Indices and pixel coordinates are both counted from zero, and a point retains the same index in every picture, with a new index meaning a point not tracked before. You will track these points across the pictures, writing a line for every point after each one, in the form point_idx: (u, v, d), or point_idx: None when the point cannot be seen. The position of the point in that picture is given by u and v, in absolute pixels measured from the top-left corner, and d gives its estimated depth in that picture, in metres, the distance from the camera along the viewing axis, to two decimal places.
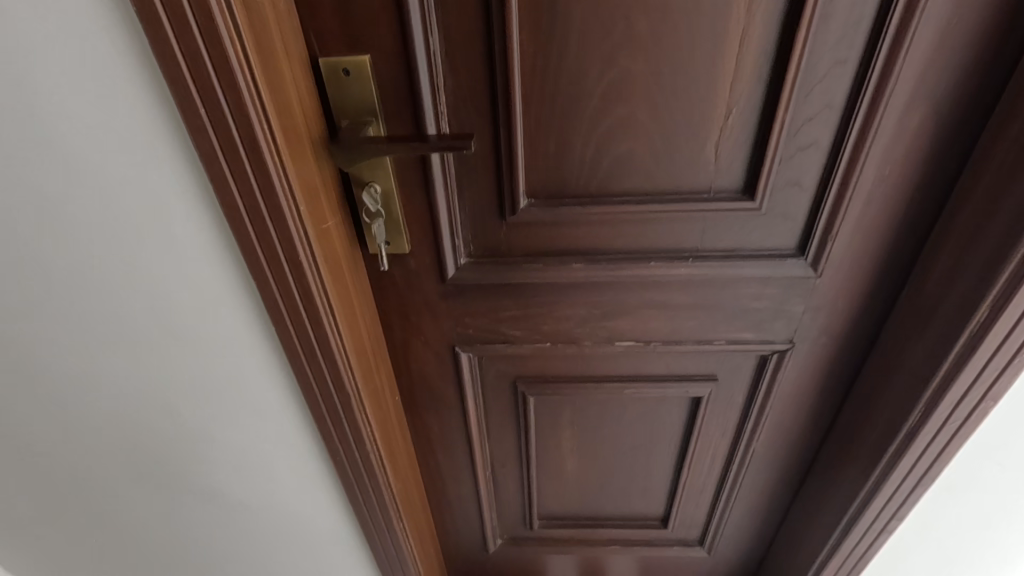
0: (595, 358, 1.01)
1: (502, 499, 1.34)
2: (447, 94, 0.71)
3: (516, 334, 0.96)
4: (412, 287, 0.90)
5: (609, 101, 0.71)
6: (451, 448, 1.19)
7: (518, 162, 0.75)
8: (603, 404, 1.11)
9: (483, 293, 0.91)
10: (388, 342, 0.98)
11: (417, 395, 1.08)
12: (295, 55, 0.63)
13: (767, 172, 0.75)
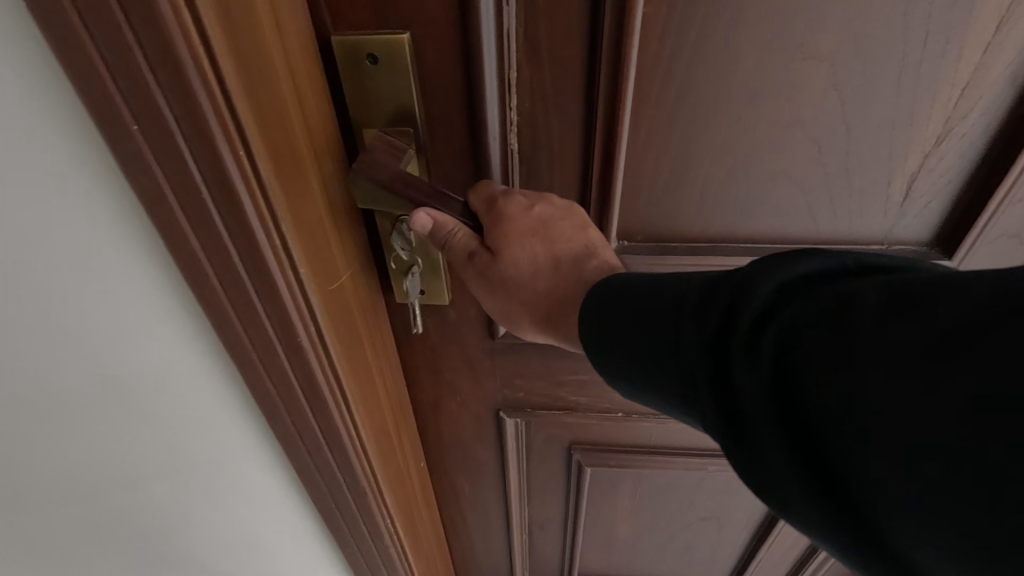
0: (676, 430, 0.79)
1: (537, 562, 1.14)
2: (523, 105, 0.47)
3: (578, 401, 0.75)
4: (448, 347, 0.69)
5: (765, 112, 0.47)
6: (484, 514, 0.98)
7: (616, 196, 0.52)
8: (673, 477, 0.90)
9: (540, 354, 0.69)
10: (413, 404, 0.77)
11: (446, 460, 0.87)
12: (299, 47, 0.40)
13: (982, 220, 0.51)
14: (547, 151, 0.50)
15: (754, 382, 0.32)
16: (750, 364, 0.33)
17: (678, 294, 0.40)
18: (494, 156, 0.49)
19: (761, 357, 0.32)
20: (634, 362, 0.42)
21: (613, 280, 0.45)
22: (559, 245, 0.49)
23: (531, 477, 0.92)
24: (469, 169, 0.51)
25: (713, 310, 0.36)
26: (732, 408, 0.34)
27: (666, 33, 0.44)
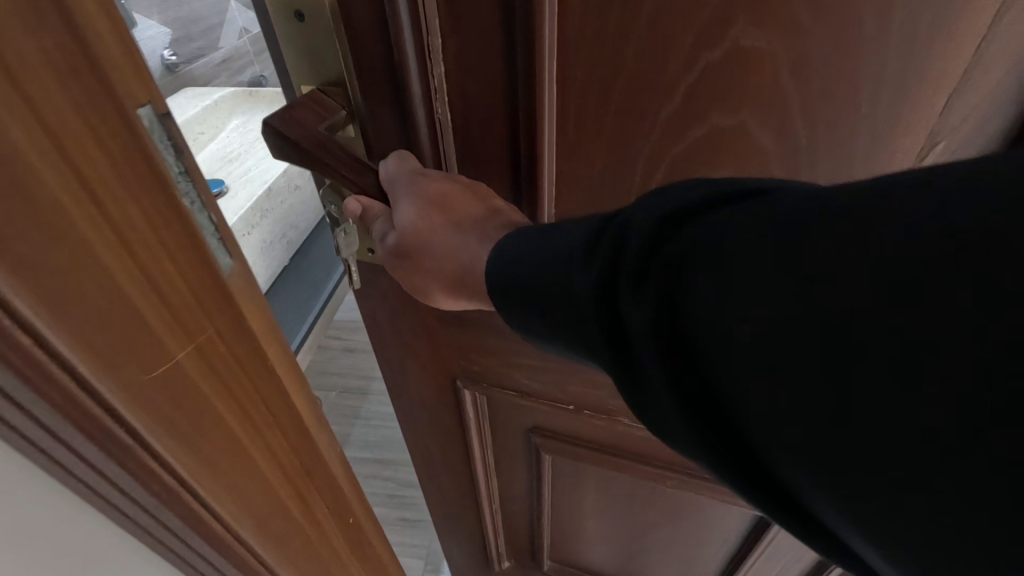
0: (633, 436, 0.75)
1: (510, 533, 1.16)
2: (448, 80, 0.46)
3: (535, 386, 0.74)
4: (410, 312, 0.71)
5: (704, 108, 0.42)
6: (455, 477, 1.01)
7: (544, 179, 0.49)
8: (643, 486, 0.86)
9: (494, 334, 0.69)
10: (383, 362, 0.81)
11: (420, 421, 0.91)
12: (67, 94, 0.27)
13: None
14: (476, 124, 0.48)
15: (642, 337, 0.33)
16: (638, 321, 0.33)
17: (566, 246, 0.40)
18: (422, 129, 0.49)
19: (648, 313, 0.33)
20: (538, 320, 0.42)
21: (524, 230, 0.45)
22: (461, 221, 0.48)
23: (497, 451, 0.93)
24: (398, 142, 0.50)
25: (600, 266, 0.37)
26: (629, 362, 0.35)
27: (586, 14, 0.39)
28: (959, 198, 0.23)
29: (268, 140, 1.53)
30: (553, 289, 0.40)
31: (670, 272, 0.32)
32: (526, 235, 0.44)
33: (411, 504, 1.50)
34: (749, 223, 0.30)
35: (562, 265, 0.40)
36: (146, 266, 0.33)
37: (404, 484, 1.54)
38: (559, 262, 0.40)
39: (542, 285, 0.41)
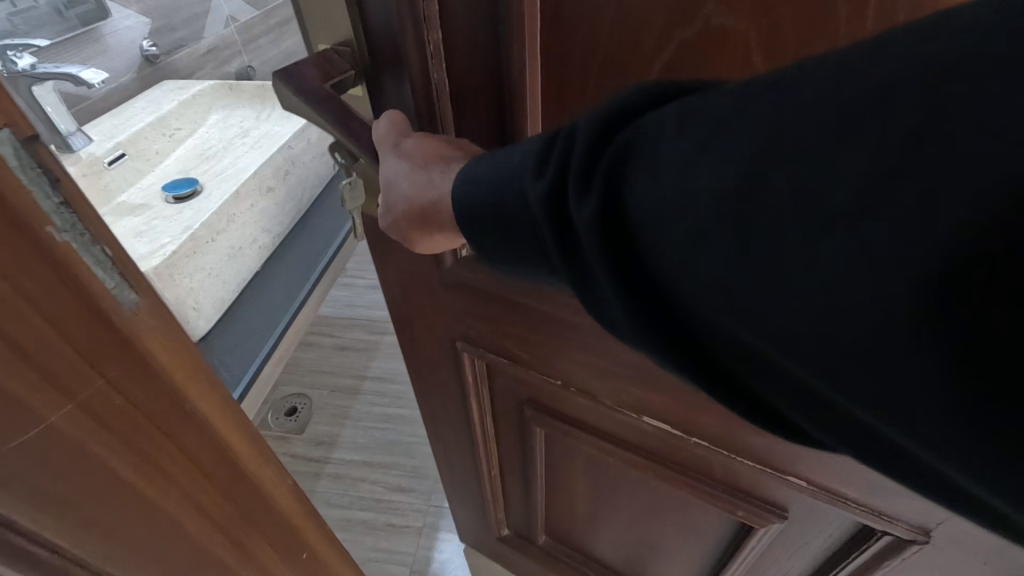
0: (615, 421, 0.75)
1: (509, 503, 1.19)
2: (446, 43, 0.48)
3: (522, 357, 0.75)
4: (416, 269, 0.74)
5: None
6: (458, 437, 1.05)
7: None
8: (631, 474, 0.85)
9: (488, 301, 0.71)
10: (395, 318, 0.87)
11: (429, 382, 0.96)
12: None
13: None
14: None
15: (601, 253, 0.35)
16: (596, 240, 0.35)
17: (517, 167, 0.40)
18: (417, 92, 0.50)
19: (605, 231, 0.34)
20: (498, 244, 0.43)
21: (472, 168, 0.44)
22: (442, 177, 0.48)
23: (496, 418, 0.96)
24: (393, 100, 0.52)
25: (554, 188, 0.37)
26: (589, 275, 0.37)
27: None
28: (858, 86, 0.25)
29: (237, 133, 1.55)
30: (512, 213, 0.41)
31: (625, 189, 0.33)
32: (476, 171, 0.43)
33: (403, 509, 1.56)
34: (687, 130, 0.31)
35: (517, 189, 0.40)
36: (13, 334, 0.29)
37: (394, 489, 1.60)
38: (510, 186, 0.40)
39: (502, 211, 0.41)
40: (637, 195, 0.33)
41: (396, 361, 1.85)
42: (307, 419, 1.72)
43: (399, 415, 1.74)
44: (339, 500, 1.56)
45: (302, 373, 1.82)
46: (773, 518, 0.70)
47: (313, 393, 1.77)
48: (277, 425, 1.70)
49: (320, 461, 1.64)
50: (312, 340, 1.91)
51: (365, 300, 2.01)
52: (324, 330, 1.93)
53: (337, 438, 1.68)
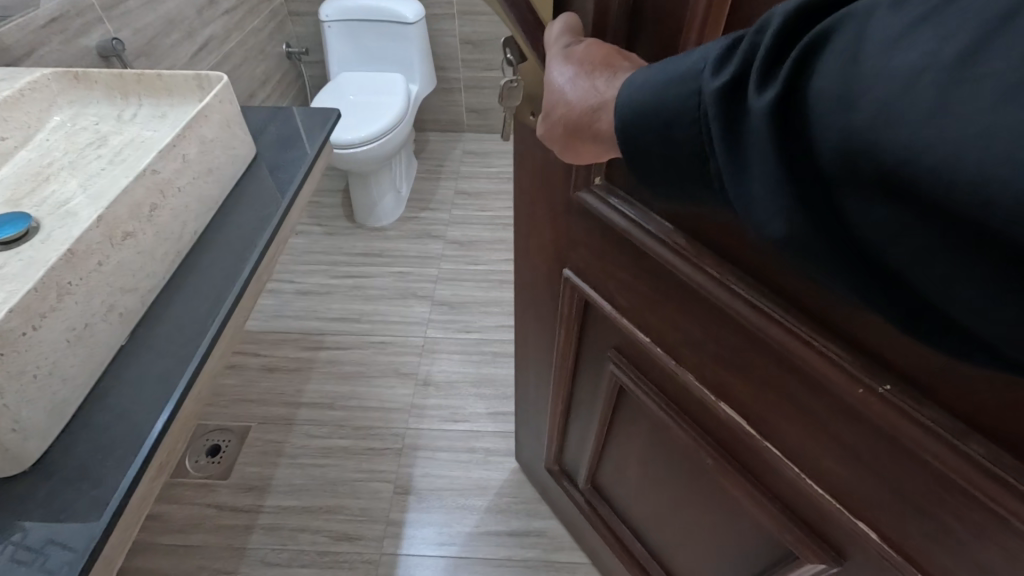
0: (705, 412, 0.53)
1: (563, 504, 1.01)
2: None
3: (628, 308, 0.55)
4: (548, 178, 0.57)
5: None
6: (538, 398, 0.89)
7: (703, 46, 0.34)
8: (692, 466, 0.62)
9: (607, 234, 0.52)
10: (517, 228, 0.69)
11: (525, 310, 0.78)
12: None
13: None
14: None
15: (761, 158, 0.24)
16: (762, 142, 0.24)
17: (694, 62, 0.28)
18: None
19: (775, 135, 0.23)
20: (653, 163, 0.31)
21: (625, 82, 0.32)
22: (606, 88, 0.34)
23: (575, 386, 0.76)
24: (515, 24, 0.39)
25: (730, 81, 0.25)
26: (740, 196, 0.26)
27: None
28: None
29: (93, 139, 0.74)
30: (673, 122, 0.28)
31: (806, 77, 0.23)
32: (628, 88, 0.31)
33: (369, 545, 1.04)
34: None
35: (689, 86, 0.27)
36: None
37: (337, 537, 1.05)
38: (684, 88, 0.28)
39: (651, 117, 0.29)
40: (821, 81, 0.22)
41: (341, 380, 1.31)
42: (233, 460, 1.17)
43: (343, 447, 1.18)
44: (277, 558, 1.02)
45: (225, 403, 1.26)
46: (819, 558, 0.47)
47: (241, 427, 1.22)
48: (198, 470, 1.15)
49: (249, 510, 1.08)
50: (236, 361, 1.35)
51: (296, 306, 1.48)
52: (248, 346, 1.38)
53: (269, 481, 1.13)
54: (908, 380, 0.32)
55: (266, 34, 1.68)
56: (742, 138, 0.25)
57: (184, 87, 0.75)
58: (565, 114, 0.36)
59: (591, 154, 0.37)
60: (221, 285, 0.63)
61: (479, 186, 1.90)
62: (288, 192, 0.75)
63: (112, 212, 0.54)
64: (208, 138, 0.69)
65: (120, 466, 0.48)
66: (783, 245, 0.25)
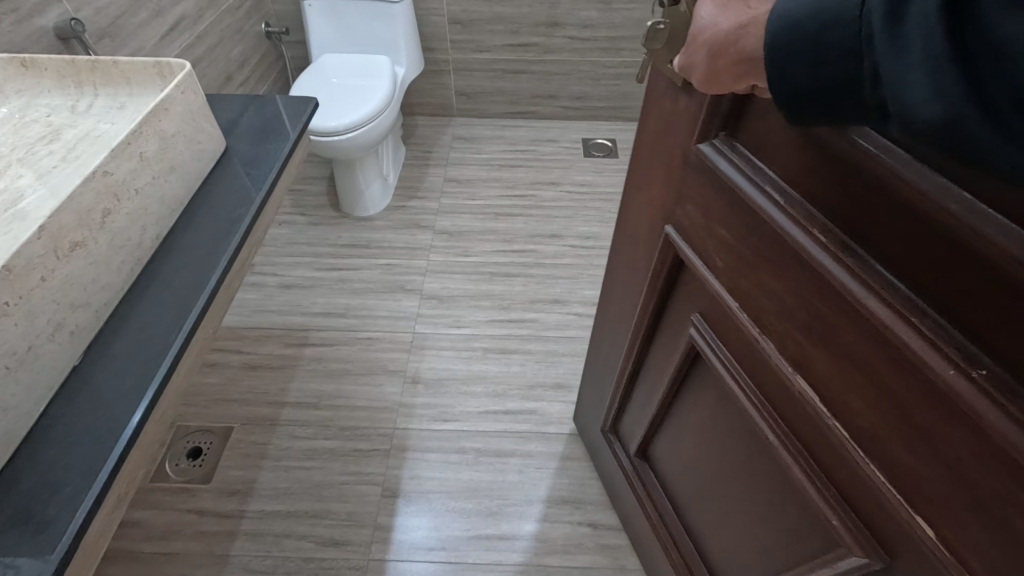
0: (776, 386, 0.51)
1: (613, 476, 1.02)
2: None
3: (723, 269, 0.53)
4: (670, 129, 0.55)
5: None
6: (610, 356, 0.90)
7: None
8: (754, 442, 0.59)
9: (715, 188, 0.50)
10: (630, 180, 0.68)
11: (620, 264, 0.78)
12: None
13: None
14: None
15: (925, 45, 0.24)
16: (927, 27, 0.24)
17: None
18: None
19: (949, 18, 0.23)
20: (793, 74, 0.30)
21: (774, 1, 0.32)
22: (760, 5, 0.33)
23: (651, 348, 0.76)
24: None
25: None
26: (894, 89, 0.25)
27: None
28: None
29: (45, 133, 0.68)
30: (827, 26, 0.28)
31: None
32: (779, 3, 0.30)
33: (357, 549, 1.01)
34: None
35: None
36: None
37: (323, 542, 1.02)
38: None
39: (807, 21, 0.28)
40: None
41: (327, 378, 1.27)
42: (215, 463, 1.13)
43: (329, 449, 1.15)
44: (261, 565, 0.99)
45: (205, 403, 1.22)
46: (865, 554, 0.44)
47: (223, 428, 1.18)
48: (178, 474, 1.11)
49: (232, 516, 1.05)
50: (217, 359, 1.30)
51: (279, 300, 1.43)
52: (229, 343, 1.33)
53: (253, 485, 1.09)
54: (1007, 362, 0.30)
55: (242, 13, 1.60)
56: (904, 31, 0.25)
57: (142, 74, 0.69)
58: (713, 35, 0.36)
59: (731, 77, 0.36)
60: (185, 296, 0.58)
61: (469, 173, 1.84)
62: (261, 188, 0.70)
63: (56, 221, 0.49)
64: (169, 134, 0.63)
65: (68, 507, 0.43)
66: (936, 135, 0.24)
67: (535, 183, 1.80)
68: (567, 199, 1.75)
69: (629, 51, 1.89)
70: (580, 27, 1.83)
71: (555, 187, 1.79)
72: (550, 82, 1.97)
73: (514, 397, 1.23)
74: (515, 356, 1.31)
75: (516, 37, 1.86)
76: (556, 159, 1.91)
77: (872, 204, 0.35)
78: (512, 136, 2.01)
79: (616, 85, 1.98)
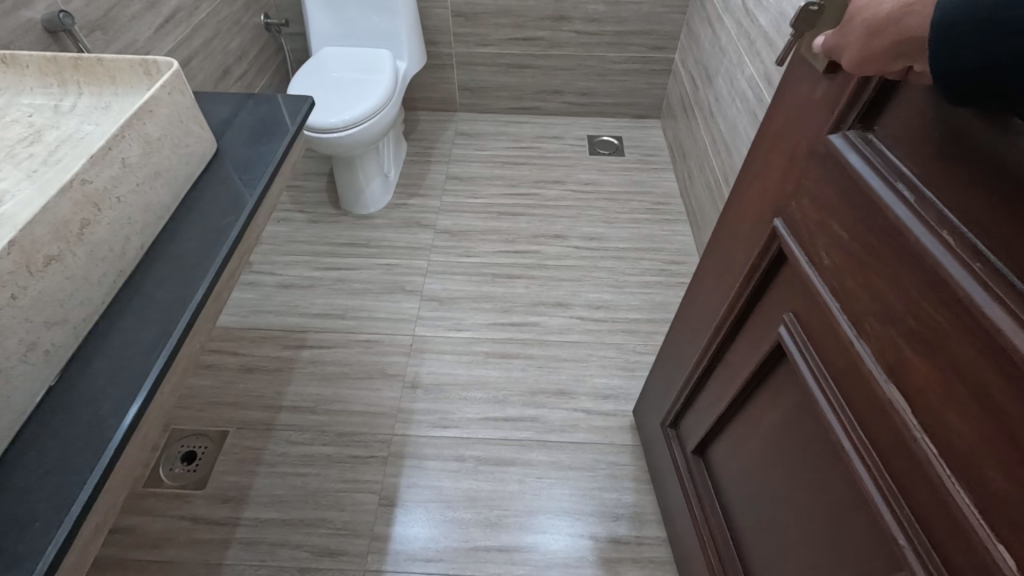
0: (858, 394, 0.49)
1: (664, 480, 1.01)
2: None
3: (826, 267, 0.52)
4: (799, 119, 0.54)
5: None
6: (687, 348, 0.89)
7: None
8: (823, 450, 0.58)
9: (835, 182, 0.49)
10: (744, 170, 0.68)
11: (716, 256, 0.77)
12: None
13: None
14: None
15: None
16: None
17: None
18: None
19: None
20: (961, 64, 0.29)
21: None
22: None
23: (733, 343, 0.75)
24: None
25: None
26: None
27: None
28: None
29: (23, 135, 0.65)
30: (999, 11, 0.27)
31: None
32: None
33: (352, 560, 0.99)
34: None
35: None
36: None
37: (319, 553, 1.00)
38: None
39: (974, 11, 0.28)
40: None
41: (325, 382, 1.24)
42: (209, 469, 1.10)
43: (326, 454, 1.12)
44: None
45: (200, 406, 1.19)
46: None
47: (218, 433, 1.16)
48: (172, 479, 1.09)
49: (225, 524, 1.03)
50: (213, 361, 1.28)
51: (277, 300, 1.41)
52: (226, 344, 1.31)
53: (247, 492, 1.07)
54: None
55: (240, 4, 1.55)
56: None
57: (129, 72, 0.66)
58: (869, 21, 0.36)
59: (887, 60, 0.36)
60: (170, 310, 0.55)
61: (471, 170, 1.81)
62: (257, 189, 0.67)
63: (28, 235, 0.46)
64: (154, 137, 0.60)
65: (38, 545, 0.40)
66: None
67: (538, 182, 1.77)
68: (571, 198, 1.71)
69: (637, 47, 1.84)
70: (587, 21, 1.78)
71: (559, 186, 1.75)
72: (555, 77, 1.93)
73: (515, 404, 1.20)
74: (516, 362, 1.28)
75: (521, 31, 1.81)
76: (560, 156, 1.87)
77: (1016, 209, 0.34)
78: (516, 132, 1.97)
79: (623, 81, 1.94)
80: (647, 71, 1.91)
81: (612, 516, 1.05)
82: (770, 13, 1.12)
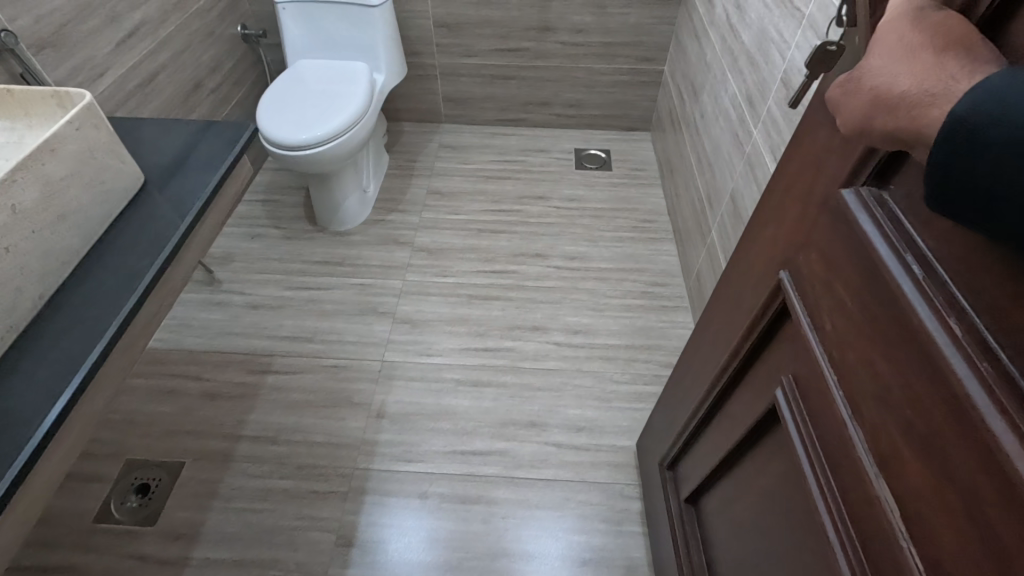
0: (852, 483, 0.43)
1: (660, 525, 0.95)
2: None
3: (826, 334, 0.45)
4: (813, 165, 0.47)
5: None
6: (691, 389, 0.82)
7: None
8: (813, 531, 0.51)
9: (841, 243, 0.42)
10: (757, 210, 0.60)
11: (725, 299, 0.70)
12: None
13: None
14: None
15: None
16: None
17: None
18: None
19: None
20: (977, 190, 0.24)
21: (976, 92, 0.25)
22: (959, 73, 0.26)
23: (736, 395, 0.68)
24: None
25: None
26: None
27: None
28: None
29: None
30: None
31: None
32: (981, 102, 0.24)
33: None
34: None
35: None
36: None
37: None
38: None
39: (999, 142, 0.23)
40: None
41: (289, 410, 1.20)
42: (162, 503, 1.06)
43: (284, 489, 1.08)
44: None
45: (157, 436, 1.15)
46: None
47: (174, 464, 1.11)
48: (123, 513, 1.05)
49: (174, 563, 0.99)
50: (175, 386, 1.24)
51: (244, 321, 1.36)
52: (189, 369, 1.26)
53: (200, 528, 1.03)
54: None
55: (214, 15, 1.51)
56: None
57: (41, 104, 0.62)
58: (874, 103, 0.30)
59: (885, 140, 0.30)
60: (61, 369, 0.50)
61: (453, 185, 1.76)
62: (183, 224, 0.63)
63: None
64: (57, 178, 0.55)
65: None
66: None
67: (521, 198, 1.72)
68: (554, 215, 1.66)
69: (626, 58, 1.79)
70: (573, 32, 1.73)
71: (543, 202, 1.70)
72: (541, 88, 1.88)
73: (484, 437, 1.15)
74: (488, 390, 1.23)
75: (505, 42, 1.76)
76: (545, 170, 1.82)
77: None
78: (501, 145, 1.92)
79: (612, 93, 1.88)
80: (636, 83, 1.85)
81: (579, 560, 1.00)
82: (753, 30, 1.06)
